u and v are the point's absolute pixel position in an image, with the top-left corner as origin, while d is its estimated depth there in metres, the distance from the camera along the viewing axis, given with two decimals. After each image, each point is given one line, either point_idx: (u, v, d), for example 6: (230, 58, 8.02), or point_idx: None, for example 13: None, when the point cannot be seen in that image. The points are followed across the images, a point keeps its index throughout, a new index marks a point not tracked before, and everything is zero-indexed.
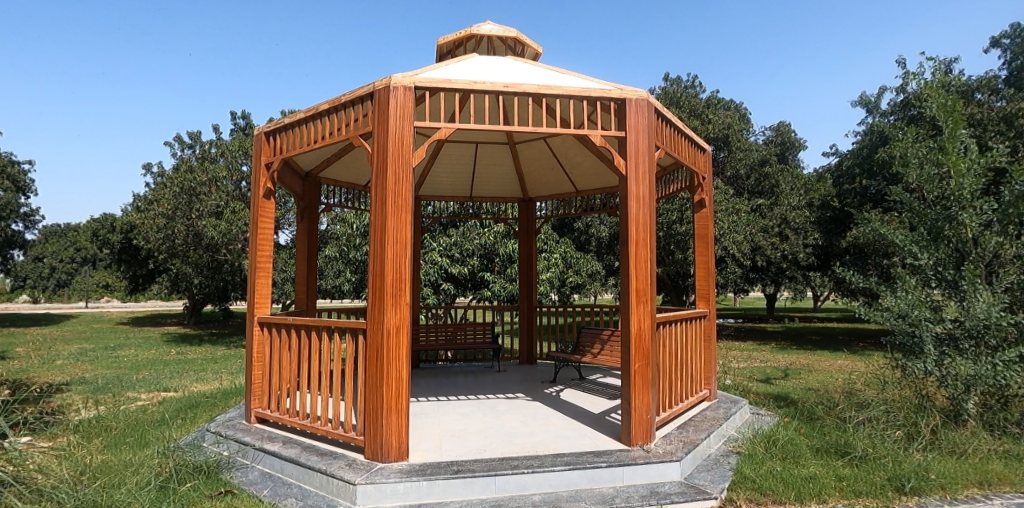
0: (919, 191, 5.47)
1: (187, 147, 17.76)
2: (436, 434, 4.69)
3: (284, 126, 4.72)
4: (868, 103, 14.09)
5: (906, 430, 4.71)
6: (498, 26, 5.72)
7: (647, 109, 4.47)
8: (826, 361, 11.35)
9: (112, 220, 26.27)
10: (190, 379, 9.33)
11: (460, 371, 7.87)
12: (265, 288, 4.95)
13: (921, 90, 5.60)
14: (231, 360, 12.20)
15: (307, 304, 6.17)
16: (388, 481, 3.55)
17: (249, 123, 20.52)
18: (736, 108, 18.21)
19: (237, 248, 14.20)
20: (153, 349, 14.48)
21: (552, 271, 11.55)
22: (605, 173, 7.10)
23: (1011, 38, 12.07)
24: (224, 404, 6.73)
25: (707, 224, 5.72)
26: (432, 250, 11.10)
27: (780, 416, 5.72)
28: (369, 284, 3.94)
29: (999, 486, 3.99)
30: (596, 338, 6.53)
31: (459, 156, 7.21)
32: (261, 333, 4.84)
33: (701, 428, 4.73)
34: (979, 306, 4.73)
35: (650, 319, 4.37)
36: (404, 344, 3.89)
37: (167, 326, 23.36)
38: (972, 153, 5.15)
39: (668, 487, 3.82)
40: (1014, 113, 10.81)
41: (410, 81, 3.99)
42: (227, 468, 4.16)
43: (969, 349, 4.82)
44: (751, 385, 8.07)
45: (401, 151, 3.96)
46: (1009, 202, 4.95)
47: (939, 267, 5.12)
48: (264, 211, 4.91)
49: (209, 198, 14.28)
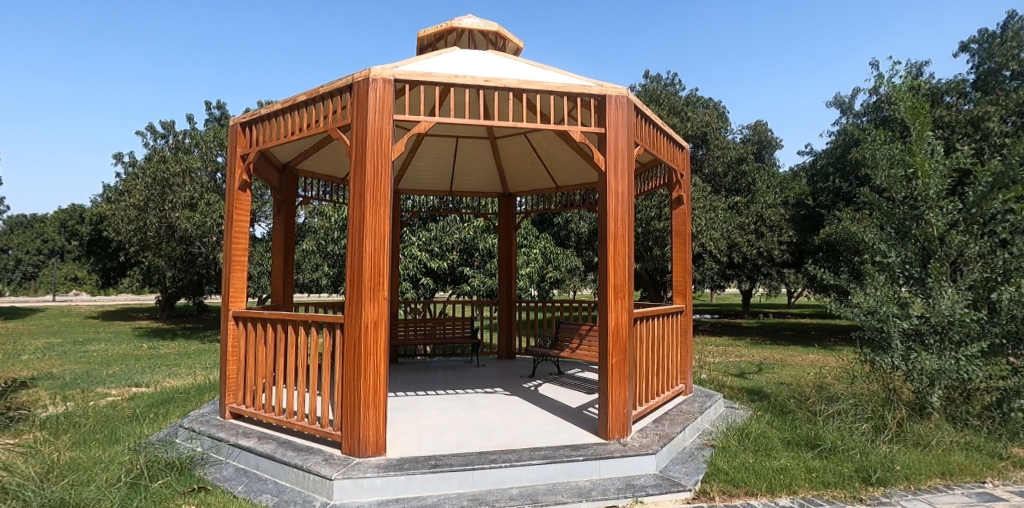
0: (887, 191, 5.61)
1: (160, 137, 17.35)
2: (415, 429, 4.69)
3: (260, 117, 4.65)
4: (842, 104, 14.35)
5: (874, 423, 4.83)
6: (480, 19, 5.69)
7: (626, 106, 4.50)
8: (798, 356, 11.57)
9: (82, 211, 25.67)
10: (162, 375, 9.15)
11: (439, 366, 7.85)
12: (240, 281, 4.86)
13: (890, 93, 5.71)
14: (204, 355, 11.98)
15: (284, 298, 6.11)
16: (366, 476, 3.54)
17: (225, 113, 20.11)
18: (714, 106, 18.45)
19: (211, 241, 13.85)
20: (123, 344, 14.12)
21: (531, 266, 11.61)
22: (585, 168, 7.12)
23: (979, 43, 12.38)
24: (198, 400, 6.62)
25: (684, 221, 5.79)
26: (411, 244, 11.11)
27: (753, 410, 5.83)
28: (347, 278, 3.92)
29: (961, 476, 4.14)
30: (575, 333, 6.56)
31: (439, 150, 7.18)
32: (237, 328, 4.76)
33: (677, 422, 4.81)
34: (944, 303, 4.86)
35: (628, 313, 4.43)
36: (382, 339, 3.87)
37: (138, 321, 22.83)
38: (938, 156, 5.30)
39: (644, 479, 3.88)
40: (981, 116, 11.13)
41: (389, 73, 3.96)
42: (200, 464, 4.07)
43: (934, 344, 4.95)
44: (727, 380, 8.19)
45: (380, 145, 3.93)
46: (972, 202, 5.12)
47: (907, 265, 5.25)
48: (239, 204, 4.83)
49: (183, 189, 14.06)
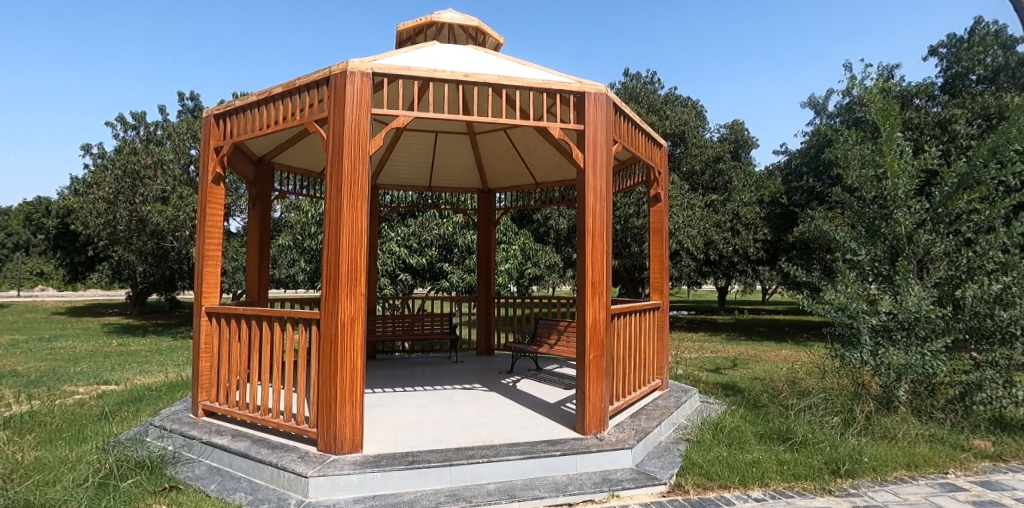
0: (857, 190, 5.74)
1: (130, 128, 16.94)
2: (392, 425, 4.67)
3: (235, 109, 4.57)
4: (816, 104, 14.61)
5: (843, 416, 4.94)
6: (460, 14, 5.66)
7: (605, 104, 4.52)
8: (771, 352, 11.80)
9: (48, 204, 25.01)
10: (133, 372, 8.95)
11: (418, 362, 7.83)
12: (214, 277, 4.78)
13: (862, 95, 5.82)
14: (176, 352, 11.76)
15: (259, 294, 6.03)
16: (341, 473, 3.51)
17: (198, 104, 19.71)
18: (692, 104, 18.64)
19: (184, 236, 13.57)
20: (91, 341, 13.77)
21: (510, 262, 11.62)
22: (564, 165, 7.15)
23: (947, 47, 12.70)
24: (170, 398, 6.50)
25: (662, 218, 5.84)
26: (390, 240, 11.02)
27: (727, 404, 5.93)
28: (323, 274, 3.88)
29: (925, 467, 4.26)
30: (553, 329, 6.59)
31: (418, 145, 7.14)
32: (209, 324, 4.68)
33: (653, 416, 4.86)
34: (911, 300, 5.00)
35: (605, 310, 4.46)
36: (359, 335, 3.84)
37: (107, 317, 22.33)
38: (907, 156, 5.43)
39: (620, 474, 3.92)
40: (948, 119, 11.44)
41: (367, 66, 3.92)
42: (172, 463, 4.00)
43: (901, 339, 5.08)
44: (702, 375, 8.31)
45: (357, 138, 3.89)
46: (939, 202, 5.27)
47: (876, 263, 5.38)
48: (212, 198, 4.74)
49: (154, 182, 13.77)
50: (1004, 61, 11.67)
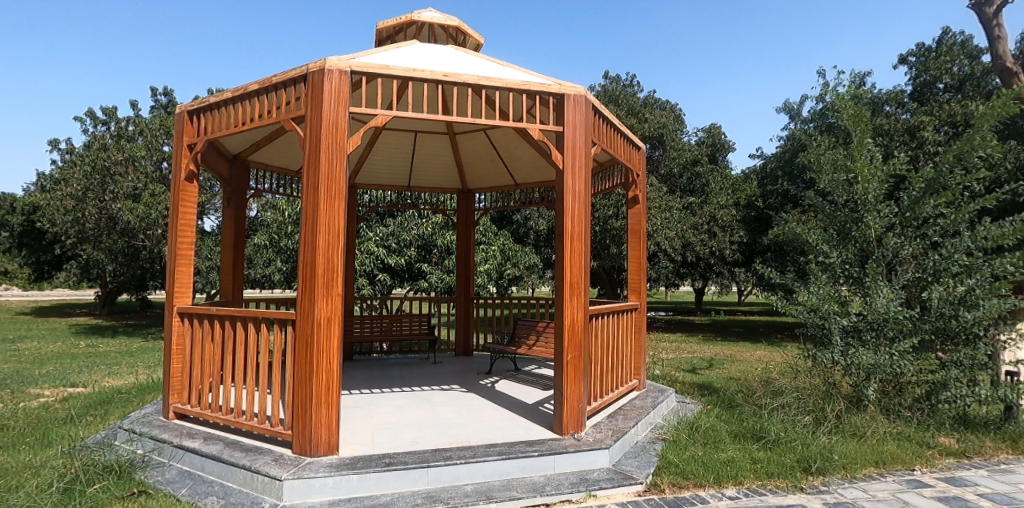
0: (829, 194, 5.86)
1: (101, 123, 16.55)
2: (369, 427, 4.63)
3: (209, 106, 4.50)
4: (791, 110, 14.89)
5: (814, 415, 5.04)
6: (440, 13, 5.64)
7: (584, 106, 4.55)
8: (747, 352, 11.98)
9: (13, 200, 24.30)
10: (101, 374, 8.72)
11: (396, 363, 7.77)
12: (186, 276, 4.69)
13: (834, 101, 5.94)
14: (147, 353, 11.49)
15: (233, 294, 5.94)
16: (317, 476, 3.47)
17: (171, 100, 19.33)
18: (671, 108, 18.85)
19: (156, 235, 13.28)
20: (58, 342, 13.39)
21: (490, 263, 11.61)
22: (544, 166, 7.17)
23: (916, 56, 13.05)
24: (140, 400, 6.35)
25: (640, 220, 5.88)
26: (368, 239, 10.93)
27: (702, 404, 6.01)
28: (299, 274, 3.84)
29: (893, 464, 4.37)
30: (532, 330, 6.60)
31: (397, 145, 7.09)
32: (182, 324, 4.59)
33: (630, 416, 4.90)
34: (880, 301, 5.12)
35: (583, 311, 4.48)
36: (336, 336, 3.81)
37: (75, 317, 21.75)
38: (877, 162, 5.56)
39: (597, 473, 3.94)
40: (916, 125, 11.76)
41: (346, 64, 3.89)
42: (141, 467, 3.91)
43: (871, 339, 5.19)
44: (678, 375, 8.40)
45: (335, 137, 3.86)
46: (907, 206, 5.41)
47: (847, 265, 5.49)
48: (185, 195, 4.65)
49: (126, 179, 13.47)
50: (970, 70, 12.00)
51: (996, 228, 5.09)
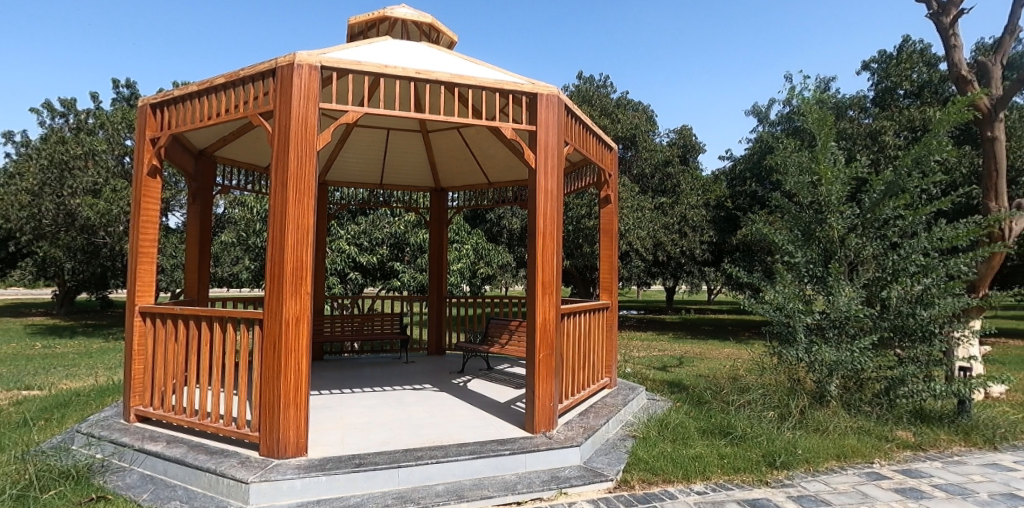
0: (795, 196, 6.00)
1: (59, 115, 15.99)
2: (339, 427, 4.57)
3: (173, 99, 4.38)
4: (759, 113, 15.20)
5: (779, 411, 5.16)
6: (413, 10, 5.60)
7: (557, 106, 4.57)
8: (715, 350, 12.19)
9: None
10: (58, 376, 8.43)
11: (367, 362, 7.70)
12: (149, 275, 4.56)
13: (800, 105, 6.08)
14: (107, 354, 11.14)
15: (199, 293, 5.80)
16: (285, 478, 3.42)
17: (134, 93, 18.78)
18: (643, 109, 19.06)
19: (118, 232, 12.88)
20: (12, 343, 12.90)
21: (463, 261, 11.57)
22: (517, 165, 7.18)
23: (878, 63, 13.45)
24: (99, 403, 6.16)
25: (612, 219, 5.93)
26: (339, 238, 10.78)
27: (672, 401, 6.09)
28: (267, 272, 3.77)
29: (853, 458, 4.50)
30: (504, 328, 6.61)
31: (369, 142, 7.02)
32: (144, 324, 4.46)
33: (601, 414, 4.94)
34: (842, 300, 5.26)
35: (555, 309, 4.50)
36: (304, 335, 3.75)
37: (31, 317, 20.96)
38: (840, 164, 5.70)
39: (568, 471, 3.97)
40: (878, 130, 12.12)
41: (316, 59, 3.82)
42: (99, 472, 3.79)
43: (833, 337, 5.34)
44: (649, 373, 8.50)
45: (305, 132, 3.80)
46: (868, 207, 5.57)
47: (811, 264, 5.63)
48: (148, 191, 4.52)
49: (85, 174, 13.04)
50: (928, 77, 12.39)
51: (951, 230, 5.29)
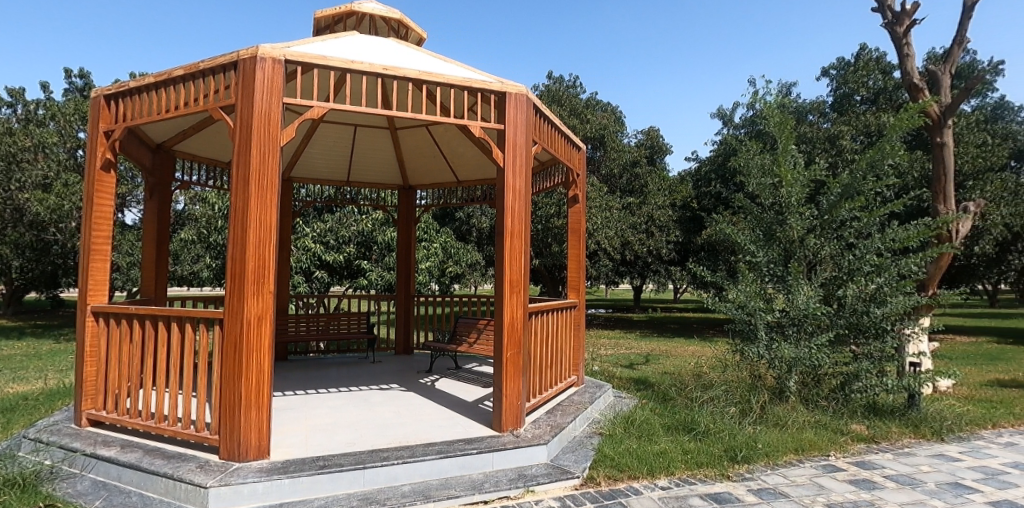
0: (757, 197, 6.15)
1: (6, 105, 15.29)
2: (303, 429, 4.49)
3: (129, 91, 4.23)
4: (723, 115, 15.51)
5: (741, 407, 5.28)
6: (381, 5, 5.53)
7: (525, 105, 4.58)
8: (681, 348, 12.39)
9: None
10: (5, 379, 8.06)
11: (333, 362, 7.58)
12: (102, 273, 4.39)
13: (762, 108, 6.23)
14: (58, 356, 10.69)
15: (156, 292, 5.61)
16: (246, 482, 3.34)
17: (88, 84, 18.09)
18: (611, 109, 19.25)
19: (69, 228, 12.38)
20: None
21: (431, 260, 11.48)
22: (486, 164, 7.17)
23: (837, 69, 13.88)
24: (49, 407, 5.91)
25: (580, 218, 5.96)
26: (305, 236, 10.58)
27: (638, 398, 6.17)
28: (227, 270, 3.67)
29: (810, 451, 4.64)
30: (473, 327, 6.60)
31: (336, 138, 6.92)
32: (97, 325, 4.30)
33: (568, 412, 4.97)
34: (801, 298, 5.41)
35: (522, 308, 4.51)
36: (266, 335, 3.67)
37: None
38: (800, 167, 5.86)
39: (535, 469, 3.98)
40: (836, 134, 12.49)
41: (279, 53, 3.74)
42: (49, 479, 3.64)
43: (792, 334, 5.49)
44: (616, 371, 8.59)
45: (268, 128, 3.71)
46: (826, 209, 5.74)
47: (772, 264, 5.77)
48: (101, 186, 4.36)
49: (34, 168, 12.49)
50: (883, 84, 12.85)
51: (903, 231, 5.49)
